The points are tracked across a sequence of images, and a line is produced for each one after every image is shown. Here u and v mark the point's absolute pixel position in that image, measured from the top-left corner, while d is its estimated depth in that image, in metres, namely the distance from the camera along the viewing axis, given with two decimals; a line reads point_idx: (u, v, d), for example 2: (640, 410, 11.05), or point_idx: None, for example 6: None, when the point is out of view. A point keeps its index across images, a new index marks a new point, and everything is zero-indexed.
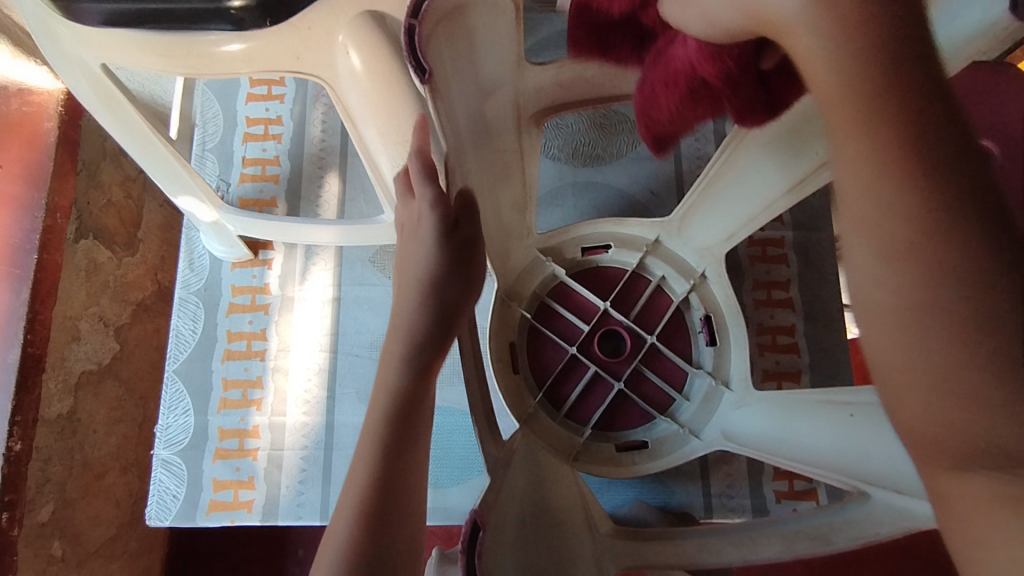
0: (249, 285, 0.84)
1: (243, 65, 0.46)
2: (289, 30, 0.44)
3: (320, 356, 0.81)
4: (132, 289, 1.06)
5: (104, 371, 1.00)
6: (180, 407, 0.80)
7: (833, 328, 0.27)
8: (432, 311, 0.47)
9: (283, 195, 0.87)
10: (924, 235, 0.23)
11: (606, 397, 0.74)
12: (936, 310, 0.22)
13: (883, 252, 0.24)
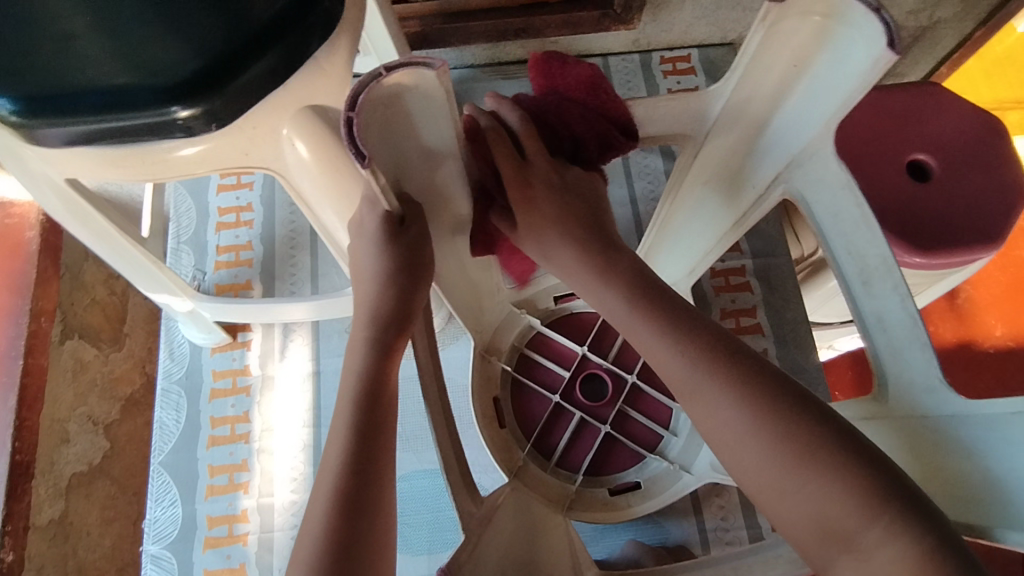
0: (230, 369, 0.85)
1: (198, 164, 0.49)
2: (236, 133, 0.47)
3: (303, 432, 0.82)
4: (119, 384, 1.05)
5: (96, 472, 0.99)
6: (168, 498, 0.80)
7: (764, 432, 0.36)
8: (393, 305, 0.47)
9: (257, 278, 0.89)
10: (752, 426, 0.36)
11: (594, 441, 0.75)
12: (772, 464, 0.35)
13: (733, 442, 0.37)
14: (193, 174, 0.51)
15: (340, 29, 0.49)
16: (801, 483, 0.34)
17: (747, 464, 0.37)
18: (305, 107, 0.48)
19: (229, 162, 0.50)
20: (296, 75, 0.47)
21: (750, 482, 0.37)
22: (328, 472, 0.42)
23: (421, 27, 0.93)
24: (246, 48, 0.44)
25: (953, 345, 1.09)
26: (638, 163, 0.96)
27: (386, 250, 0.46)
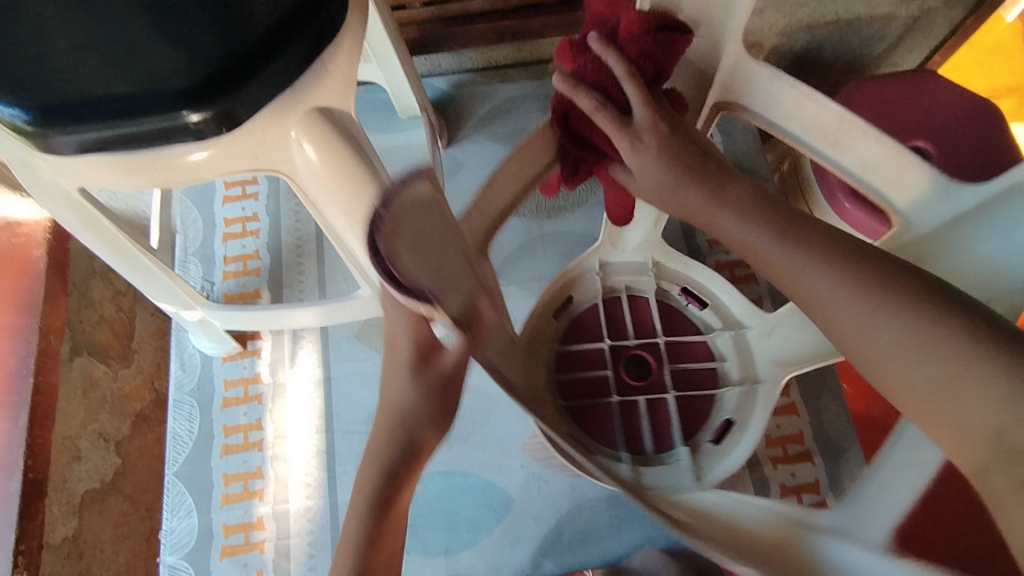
0: (241, 378, 0.85)
1: (208, 168, 0.50)
2: (246, 135, 0.48)
3: (317, 436, 0.82)
4: (130, 401, 1.05)
5: (109, 488, 0.98)
6: (183, 508, 0.80)
7: (911, 323, 0.33)
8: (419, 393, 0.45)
9: (265, 286, 0.90)
10: (892, 321, 0.34)
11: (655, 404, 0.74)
12: (908, 352, 0.33)
13: (872, 340, 0.35)
14: (203, 179, 0.51)
15: (345, 33, 0.50)
16: (937, 373, 0.32)
17: (894, 367, 0.34)
18: (315, 109, 0.49)
19: (238, 166, 0.50)
20: (304, 78, 0.48)
21: (895, 389, 0.34)
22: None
23: (419, 32, 0.96)
24: (257, 54, 0.45)
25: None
26: None
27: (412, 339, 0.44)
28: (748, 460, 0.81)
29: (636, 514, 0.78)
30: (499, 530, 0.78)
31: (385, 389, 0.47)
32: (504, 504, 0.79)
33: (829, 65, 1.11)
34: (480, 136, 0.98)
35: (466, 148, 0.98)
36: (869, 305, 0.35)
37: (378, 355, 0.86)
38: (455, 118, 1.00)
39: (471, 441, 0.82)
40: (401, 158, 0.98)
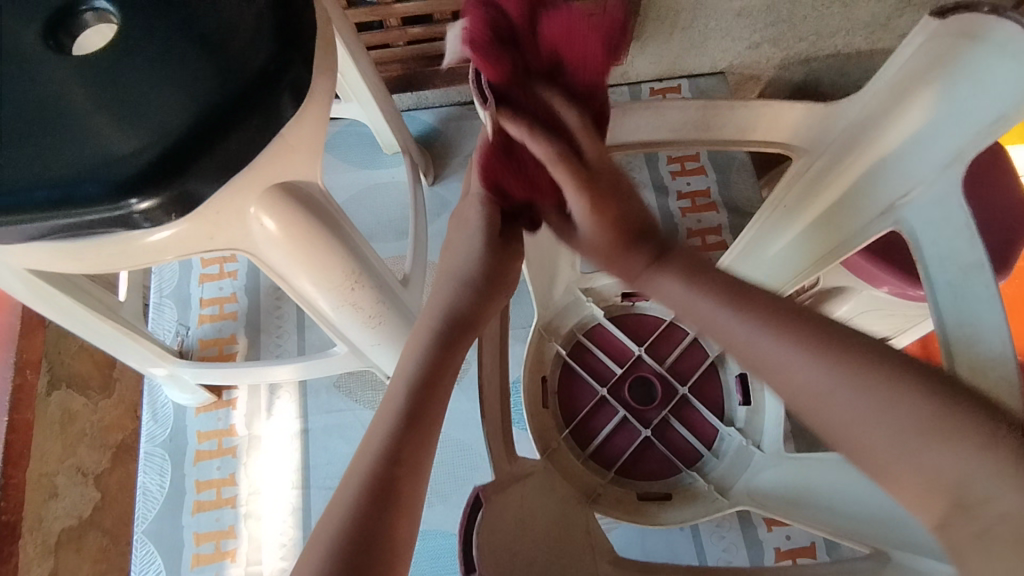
0: (214, 429, 0.82)
1: (166, 250, 0.46)
2: (201, 219, 0.44)
3: (294, 493, 0.79)
4: (110, 432, 0.99)
5: (87, 525, 0.94)
6: (151, 569, 0.77)
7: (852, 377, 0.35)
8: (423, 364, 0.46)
9: (243, 331, 0.87)
10: (842, 383, 0.35)
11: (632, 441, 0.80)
12: (902, 440, 0.32)
13: (821, 399, 0.36)
14: (161, 260, 0.47)
15: (311, 101, 0.47)
16: (926, 456, 0.31)
17: (854, 426, 0.34)
18: (275, 185, 0.46)
19: (192, 248, 0.47)
20: (262, 155, 0.44)
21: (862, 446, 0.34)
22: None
23: (404, 70, 0.92)
24: (209, 134, 0.41)
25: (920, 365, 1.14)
26: None
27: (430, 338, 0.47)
28: (741, 520, 0.78)
29: None
30: None
31: None
32: None
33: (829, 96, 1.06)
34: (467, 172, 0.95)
35: (452, 185, 0.95)
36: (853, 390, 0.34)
37: (358, 406, 0.83)
38: (442, 154, 0.96)
39: (454, 499, 0.79)
40: (385, 196, 0.94)
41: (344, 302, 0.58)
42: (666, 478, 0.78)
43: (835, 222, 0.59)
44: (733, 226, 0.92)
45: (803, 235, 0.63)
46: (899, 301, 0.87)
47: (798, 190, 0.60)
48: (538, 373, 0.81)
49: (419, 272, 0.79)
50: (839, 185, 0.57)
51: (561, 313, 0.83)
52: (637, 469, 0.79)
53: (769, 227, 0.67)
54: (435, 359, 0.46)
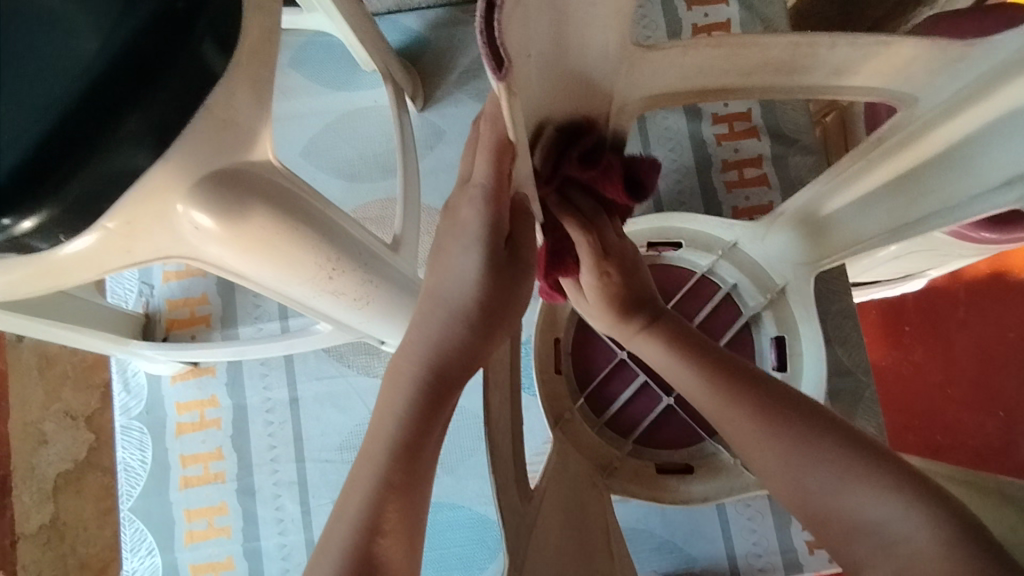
0: (195, 400, 0.75)
1: (75, 273, 0.34)
2: (108, 232, 0.32)
3: (288, 467, 0.73)
4: (95, 372, 1.04)
5: (83, 467, 1.02)
6: (143, 547, 0.72)
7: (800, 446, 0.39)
8: (417, 406, 0.41)
9: (214, 289, 0.76)
10: (798, 451, 0.39)
11: (652, 408, 0.72)
12: (828, 480, 0.38)
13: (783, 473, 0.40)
14: (69, 281, 0.36)
15: (244, 52, 0.33)
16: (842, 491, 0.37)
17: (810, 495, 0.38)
18: (206, 176, 0.33)
19: (108, 265, 0.35)
20: (177, 141, 0.31)
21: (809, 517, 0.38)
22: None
23: None
24: (100, 113, 0.28)
25: (942, 289, 0.92)
26: (657, 126, 0.82)
27: (424, 379, 0.42)
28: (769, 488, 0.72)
29: (640, 549, 0.73)
30: (493, 567, 0.71)
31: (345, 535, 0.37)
32: (497, 539, 0.72)
33: None
34: (462, 95, 0.80)
35: (445, 111, 0.80)
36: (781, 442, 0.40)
37: (351, 371, 0.75)
38: (431, 72, 0.81)
39: (459, 470, 0.74)
40: (367, 125, 0.80)
41: (323, 292, 0.48)
42: (688, 447, 0.71)
43: (911, 194, 0.50)
44: (775, 156, 0.79)
45: (852, 216, 0.56)
46: (963, 245, 0.75)
47: (861, 167, 0.51)
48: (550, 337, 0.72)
49: (412, 228, 0.68)
50: (923, 153, 0.47)
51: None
52: (658, 437, 0.72)
53: (821, 195, 0.57)
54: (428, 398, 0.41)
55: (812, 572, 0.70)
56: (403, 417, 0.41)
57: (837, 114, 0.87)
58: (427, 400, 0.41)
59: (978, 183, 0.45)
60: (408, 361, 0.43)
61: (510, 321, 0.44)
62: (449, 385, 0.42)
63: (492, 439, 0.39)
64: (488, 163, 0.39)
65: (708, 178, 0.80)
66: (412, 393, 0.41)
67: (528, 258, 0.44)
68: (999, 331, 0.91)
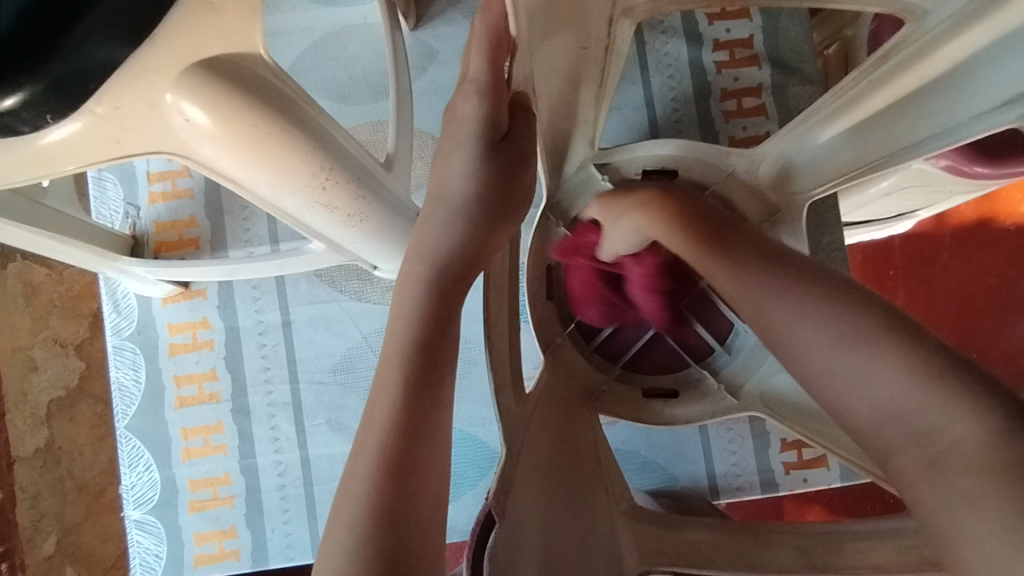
0: (187, 322, 0.75)
1: (59, 161, 0.33)
2: (95, 119, 0.32)
3: (282, 388, 0.75)
4: (83, 301, 1.04)
5: (75, 395, 1.03)
6: (141, 463, 0.74)
7: (800, 298, 0.38)
8: (433, 312, 0.41)
9: (202, 212, 0.75)
10: (822, 313, 0.36)
11: (641, 335, 0.73)
12: (820, 337, 0.36)
13: (798, 325, 0.37)
14: (53, 173, 0.35)
15: None
16: (859, 364, 0.34)
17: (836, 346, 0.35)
18: (196, 63, 0.33)
19: (95, 157, 0.34)
20: (164, 25, 0.30)
21: (820, 367, 0.35)
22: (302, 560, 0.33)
23: None
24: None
25: (928, 232, 0.92)
26: (656, 52, 0.81)
27: (436, 282, 0.42)
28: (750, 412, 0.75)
29: (626, 467, 0.76)
30: (483, 485, 0.74)
31: (362, 434, 0.38)
32: (487, 458, 0.74)
33: None
34: (457, 14, 0.77)
35: (438, 31, 0.77)
36: (774, 301, 0.38)
37: (344, 296, 0.75)
38: None
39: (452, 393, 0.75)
40: (356, 42, 0.77)
41: (316, 204, 0.47)
42: (673, 373, 0.72)
43: (908, 117, 0.50)
44: (775, 84, 0.77)
45: (846, 142, 0.55)
46: (957, 180, 0.75)
47: (861, 88, 0.51)
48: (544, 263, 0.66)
49: (405, 149, 0.66)
50: (925, 73, 0.47)
51: (572, 192, 0.65)
52: (643, 363, 0.73)
53: (817, 119, 0.56)
54: (443, 299, 0.41)
55: (787, 490, 0.74)
56: (414, 324, 0.40)
57: (840, 45, 0.85)
58: (435, 299, 0.41)
59: (984, 101, 0.45)
60: (420, 263, 0.43)
61: (514, 218, 0.46)
62: (456, 278, 0.42)
63: (491, 344, 0.40)
64: (483, 60, 0.41)
65: (706, 107, 0.78)
66: (420, 292, 0.41)
67: (526, 156, 0.45)
68: (976, 271, 0.91)
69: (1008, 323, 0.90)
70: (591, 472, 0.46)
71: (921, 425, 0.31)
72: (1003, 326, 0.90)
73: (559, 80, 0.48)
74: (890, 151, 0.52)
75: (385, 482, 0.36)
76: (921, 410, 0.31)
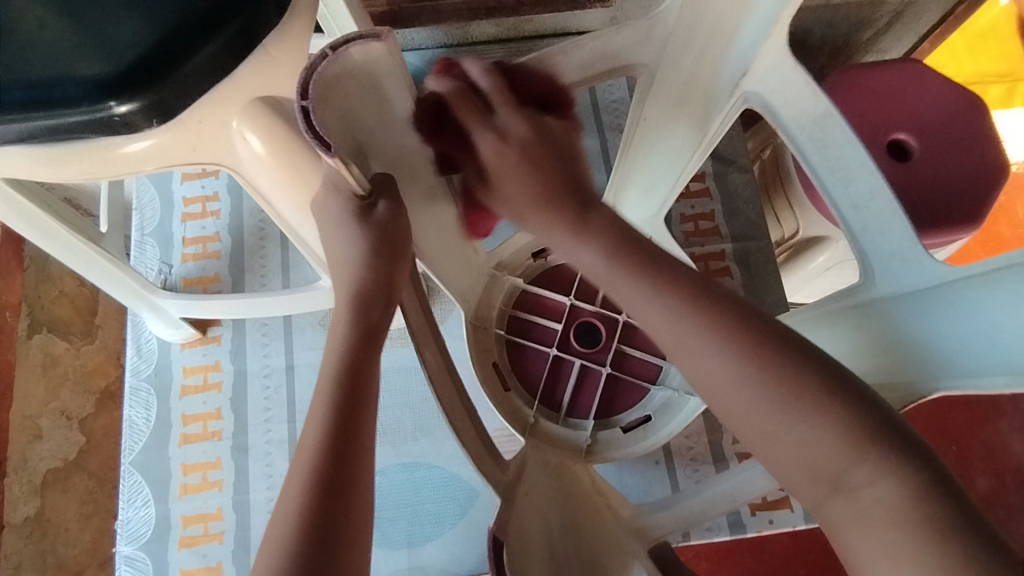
0: (200, 365, 0.83)
1: (148, 160, 0.47)
2: (181, 128, 0.46)
3: (279, 428, 0.81)
4: (94, 377, 0.95)
5: (73, 467, 0.92)
6: (140, 498, 0.78)
7: (774, 388, 0.36)
8: (356, 347, 0.45)
9: (226, 270, 0.86)
10: (766, 386, 0.36)
11: (597, 388, 0.73)
12: (775, 417, 0.36)
13: (747, 405, 0.37)
14: (140, 172, 0.49)
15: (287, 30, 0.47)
16: (803, 427, 0.35)
17: (785, 418, 0.36)
18: (258, 98, 0.47)
19: (174, 159, 0.48)
20: (241, 68, 0.46)
21: (744, 428, 0.38)
22: (294, 473, 0.39)
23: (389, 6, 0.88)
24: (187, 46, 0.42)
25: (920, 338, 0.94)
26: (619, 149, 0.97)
27: (356, 323, 0.46)
28: (713, 456, 0.81)
29: None
30: (463, 523, 0.77)
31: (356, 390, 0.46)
32: (467, 496, 0.79)
33: (818, 50, 1.00)
34: None
35: None
36: (750, 362, 0.37)
37: None
38: None
39: (435, 434, 0.81)
40: None
41: None
42: (640, 402, 0.72)
43: (696, 108, 0.59)
44: (716, 173, 0.93)
45: (670, 138, 0.63)
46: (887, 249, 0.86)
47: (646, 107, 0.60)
48: (487, 361, 0.71)
49: None
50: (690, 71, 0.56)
51: (485, 299, 0.72)
52: (612, 409, 0.73)
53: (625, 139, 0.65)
54: (362, 339, 0.45)
55: (754, 531, 0.77)
56: (340, 359, 0.44)
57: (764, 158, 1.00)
58: (360, 339, 0.45)
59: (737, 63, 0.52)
60: (345, 312, 0.46)
61: (402, 264, 0.47)
62: (364, 337, 0.45)
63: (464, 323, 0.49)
64: None
65: None
66: (344, 333, 0.45)
67: (408, 262, 0.48)
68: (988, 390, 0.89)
69: (995, 423, 0.88)
70: (593, 507, 0.57)
71: (848, 479, 0.34)
72: (982, 419, 0.89)
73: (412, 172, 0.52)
74: (697, 139, 0.60)
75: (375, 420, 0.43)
76: (859, 478, 0.33)
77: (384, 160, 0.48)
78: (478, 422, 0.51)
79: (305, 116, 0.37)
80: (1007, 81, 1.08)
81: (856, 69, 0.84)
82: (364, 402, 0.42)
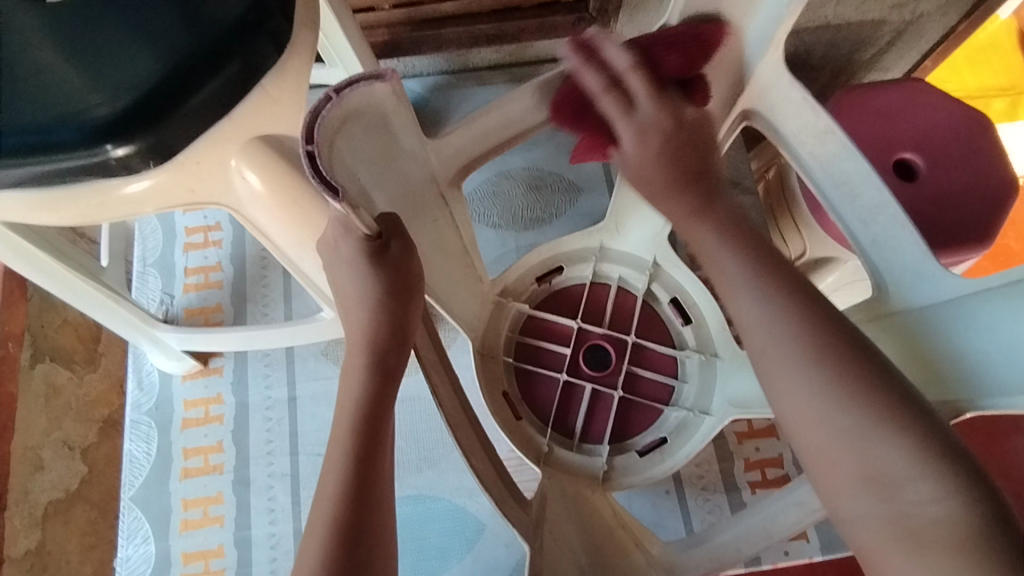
0: (201, 397, 0.82)
1: (148, 202, 0.47)
2: (180, 169, 0.46)
3: (282, 460, 0.79)
4: (96, 407, 0.93)
5: (75, 498, 0.87)
6: (140, 535, 0.77)
7: (844, 391, 0.34)
8: (372, 385, 0.44)
9: (228, 300, 0.86)
10: (831, 386, 0.34)
11: (609, 413, 0.71)
12: (844, 417, 0.33)
13: (808, 404, 0.35)
14: (141, 214, 0.49)
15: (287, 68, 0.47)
16: (864, 435, 0.32)
17: (860, 417, 0.33)
18: (256, 136, 0.47)
19: (172, 199, 0.48)
20: (242, 105, 0.45)
21: (800, 425, 0.35)
22: (312, 522, 0.38)
23: (389, 35, 0.91)
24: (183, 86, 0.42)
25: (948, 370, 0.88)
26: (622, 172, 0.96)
27: (372, 360, 0.44)
28: (725, 484, 0.79)
29: None
30: (470, 558, 0.76)
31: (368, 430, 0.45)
32: (474, 530, 0.77)
33: (819, 69, 1.00)
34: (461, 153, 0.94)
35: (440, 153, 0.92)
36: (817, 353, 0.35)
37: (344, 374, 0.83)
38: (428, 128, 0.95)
39: (441, 464, 0.80)
40: None
41: None
42: (653, 426, 0.71)
43: None
44: None
45: None
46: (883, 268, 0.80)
47: None
48: (497, 392, 0.69)
49: None
50: None
51: (490, 328, 0.72)
52: (626, 436, 0.71)
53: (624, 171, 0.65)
54: (381, 376, 0.44)
55: (769, 564, 0.75)
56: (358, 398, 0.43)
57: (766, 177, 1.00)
58: (377, 376, 0.44)
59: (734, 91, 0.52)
60: (360, 350, 0.45)
61: (413, 297, 0.46)
62: (383, 383, 0.44)
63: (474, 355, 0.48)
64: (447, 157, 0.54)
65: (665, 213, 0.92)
66: (362, 374, 0.44)
67: (421, 296, 0.47)
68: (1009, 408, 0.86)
69: (1012, 442, 0.84)
70: (618, 543, 0.55)
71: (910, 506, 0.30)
72: (995, 438, 0.85)
73: (416, 205, 0.52)
74: None
75: (387, 461, 0.42)
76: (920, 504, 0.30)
77: (390, 192, 0.47)
78: (493, 458, 0.49)
79: (311, 161, 0.36)
80: (1010, 94, 1.07)
81: (861, 87, 0.83)
82: (379, 445, 0.41)
